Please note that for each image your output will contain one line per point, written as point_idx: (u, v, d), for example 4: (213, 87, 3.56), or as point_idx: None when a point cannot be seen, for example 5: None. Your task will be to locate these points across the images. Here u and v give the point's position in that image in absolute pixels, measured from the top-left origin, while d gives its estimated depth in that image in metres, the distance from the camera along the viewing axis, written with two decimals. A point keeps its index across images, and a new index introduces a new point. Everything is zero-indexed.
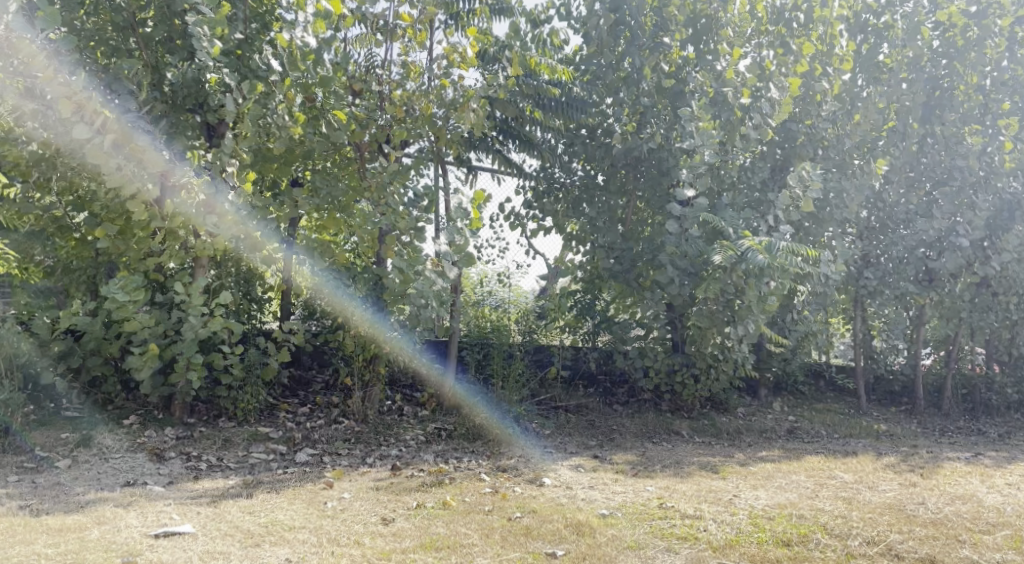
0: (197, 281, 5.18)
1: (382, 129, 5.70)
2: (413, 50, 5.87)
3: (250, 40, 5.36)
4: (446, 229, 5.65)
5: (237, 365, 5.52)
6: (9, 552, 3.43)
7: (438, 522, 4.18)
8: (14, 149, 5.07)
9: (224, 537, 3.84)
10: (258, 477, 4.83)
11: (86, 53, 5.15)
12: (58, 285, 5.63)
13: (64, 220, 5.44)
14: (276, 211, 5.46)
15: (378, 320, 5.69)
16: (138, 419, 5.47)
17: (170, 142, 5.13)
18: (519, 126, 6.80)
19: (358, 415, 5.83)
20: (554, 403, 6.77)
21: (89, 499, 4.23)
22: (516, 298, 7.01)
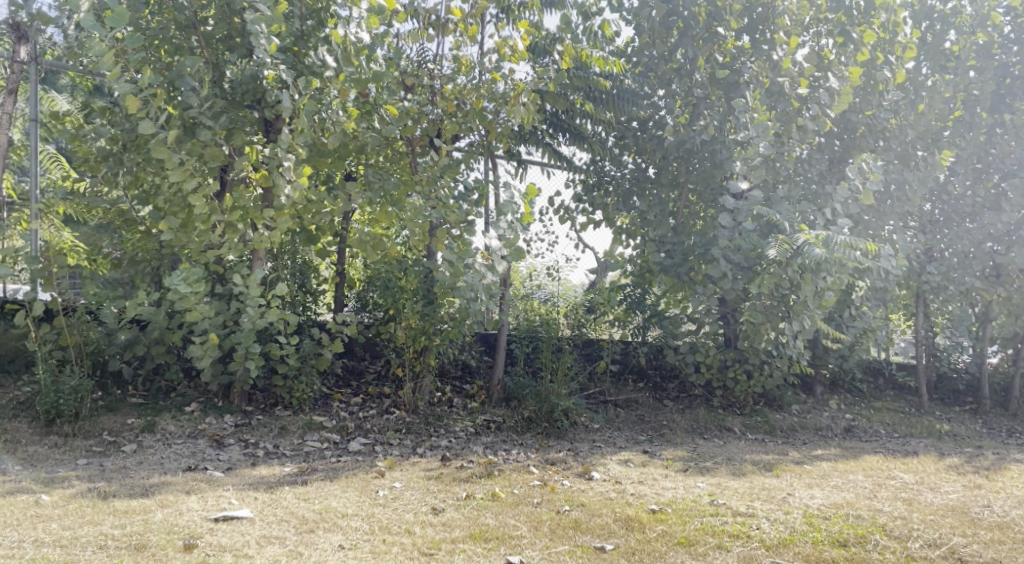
0: (255, 272, 5.24)
1: (433, 124, 5.78)
2: (464, 43, 5.92)
3: (305, 36, 5.38)
4: (497, 222, 5.61)
5: (292, 355, 5.59)
6: (78, 532, 3.60)
7: (487, 513, 4.22)
8: (85, 144, 5.34)
9: (280, 523, 3.96)
10: (312, 465, 4.95)
11: (151, 52, 5.28)
12: (124, 276, 5.80)
13: (130, 214, 5.63)
14: (330, 205, 5.47)
15: (428, 312, 5.76)
16: (199, 406, 5.66)
17: (230, 138, 5.26)
18: (570, 119, 6.63)
19: (409, 406, 5.89)
20: (604, 397, 6.75)
21: (152, 482, 4.41)
22: (565, 292, 6.89)
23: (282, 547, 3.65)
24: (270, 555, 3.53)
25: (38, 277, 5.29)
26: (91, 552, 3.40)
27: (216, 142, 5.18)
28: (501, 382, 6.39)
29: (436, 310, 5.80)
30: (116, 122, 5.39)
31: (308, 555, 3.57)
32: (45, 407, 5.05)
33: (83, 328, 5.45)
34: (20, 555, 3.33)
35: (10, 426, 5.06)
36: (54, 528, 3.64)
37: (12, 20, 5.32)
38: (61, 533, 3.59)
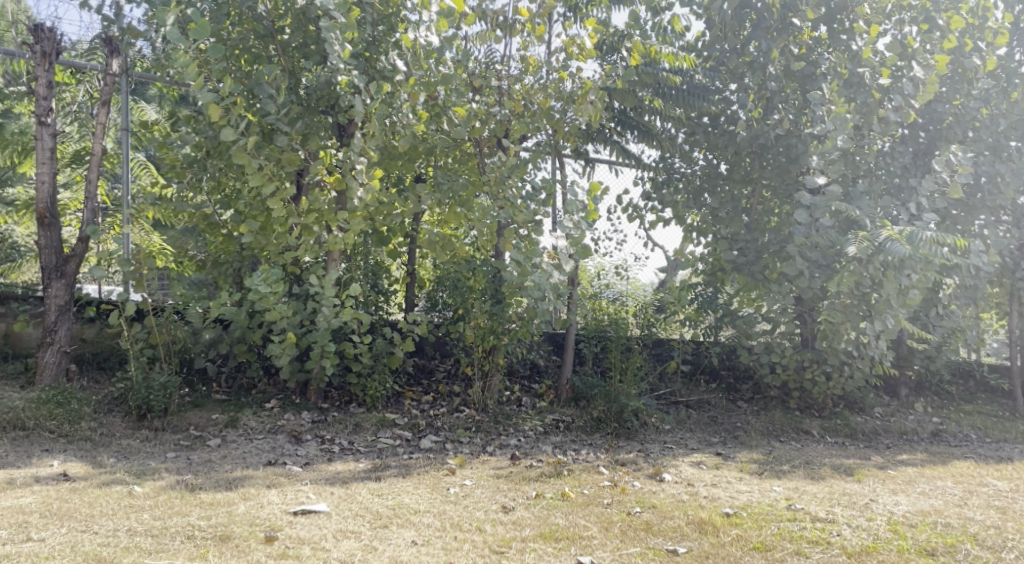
0: (330, 274, 5.35)
1: (501, 124, 5.78)
2: (532, 43, 5.94)
3: (377, 42, 5.48)
4: (563, 222, 5.59)
5: (365, 354, 5.68)
6: (168, 523, 3.78)
7: (557, 512, 4.23)
8: (171, 152, 5.65)
9: (356, 517, 4.06)
10: (386, 461, 5.06)
11: (231, 62, 5.48)
12: (209, 277, 5.97)
13: (213, 218, 5.84)
14: (401, 206, 5.58)
15: (497, 311, 5.81)
16: (279, 403, 5.85)
17: (305, 143, 5.41)
18: (638, 116, 6.54)
19: (478, 404, 5.95)
20: (675, 398, 6.66)
21: (235, 476, 4.59)
22: (635, 291, 6.81)
23: (358, 541, 3.74)
24: (346, 549, 3.62)
25: (130, 278, 5.51)
26: (179, 542, 3.56)
27: (293, 147, 5.34)
28: (570, 382, 6.39)
29: (504, 310, 5.84)
30: (199, 129, 5.61)
31: (382, 550, 3.65)
32: (138, 402, 5.30)
33: (171, 327, 5.67)
34: (116, 543, 3.51)
35: (106, 420, 5.31)
36: (146, 518, 3.83)
37: (105, 35, 5.56)
38: (153, 523, 3.77)
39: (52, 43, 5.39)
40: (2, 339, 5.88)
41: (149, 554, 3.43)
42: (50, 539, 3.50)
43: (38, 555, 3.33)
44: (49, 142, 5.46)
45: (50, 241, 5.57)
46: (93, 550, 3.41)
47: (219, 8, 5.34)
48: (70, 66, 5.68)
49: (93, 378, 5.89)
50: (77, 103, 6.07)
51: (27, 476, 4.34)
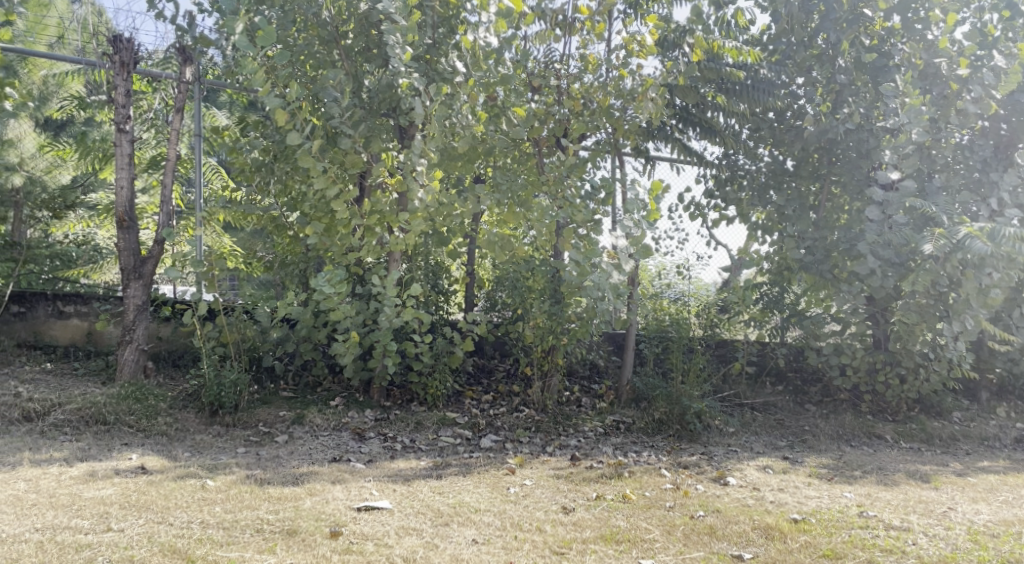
0: (391, 274, 5.38)
1: (560, 124, 5.81)
2: (591, 41, 5.91)
3: (438, 45, 5.44)
4: (623, 221, 5.51)
5: (427, 354, 5.72)
6: (238, 516, 3.89)
7: (618, 514, 4.18)
8: (241, 157, 5.77)
9: (417, 515, 4.10)
10: (447, 460, 5.10)
11: (297, 67, 5.54)
12: (276, 278, 6.13)
13: (280, 219, 5.99)
14: (461, 207, 5.55)
15: (556, 311, 5.78)
16: (343, 401, 5.95)
17: (368, 145, 5.44)
18: (701, 112, 6.35)
19: (538, 404, 5.95)
20: (740, 400, 6.50)
21: (301, 472, 4.69)
22: (697, 290, 6.73)
23: (419, 538, 3.77)
24: (408, 545, 3.66)
25: (203, 279, 5.62)
26: (249, 535, 3.66)
27: (356, 149, 5.36)
28: (631, 383, 6.31)
29: (563, 310, 5.80)
30: (267, 134, 5.79)
31: (443, 547, 3.68)
32: (210, 398, 5.46)
33: (241, 326, 5.83)
34: (189, 535, 3.63)
35: (180, 415, 5.49)
36: (217, 511, 3.95)
37: (179, 44, 5.73)
38: (224, 516, 3.89)
39: (130, 52, 5.59)
40: (85, 337, 6.16)
41: (221, 546, 3.53)
42: (128, 530, 3.64)
43: (118, 544, 3.47)
44: (127, 148, 5.65)
45: (128, 243, 5.76)
46: (168, 541, 3.53)
47: (284, 15, 5.42)
48: (147, 76, 5.92)
49: (169, 374, 6.11)
50: (154, 111, 6.28)
51: (107, 469, 4.53)
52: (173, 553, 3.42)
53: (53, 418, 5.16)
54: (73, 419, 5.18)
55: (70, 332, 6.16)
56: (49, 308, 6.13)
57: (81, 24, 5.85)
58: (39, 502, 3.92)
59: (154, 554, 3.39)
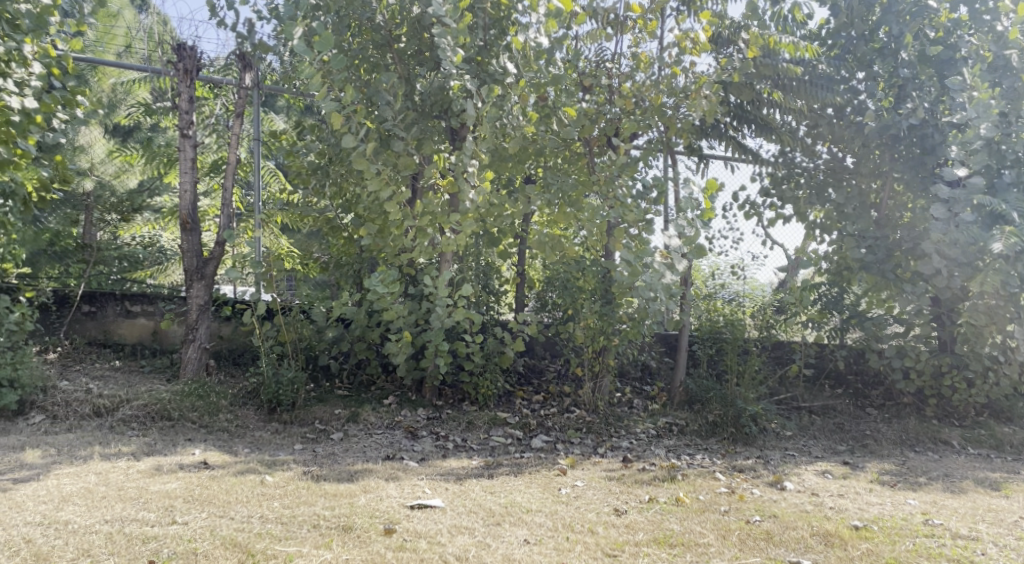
0: (443, 274, 5.42)
1: (611, 123, 5.79)
2: (643, 40, 5.87)
3: (489, 46, 5.41)
4: (676, 220, 5.46)
5: (478, 353, 5.74)
6: (295, 511, 3.98)
7: (672, 517, 4.13)
8: (297, 160, 5.96)
9: (469, 514, 4.13)
10: (498, 460, 5.11)
11: (353, 72, 5.50)
12: (331, 278, 6.22)
13: (336, 221, 6.08)
14: (510, 208, 5.52)
15: (607, 312, 5.76)
16: (396, 400, 6.01)
17: (420, 147, 5.49)
18: (756, 110, 6.24)
19: (589, 405, 5.92)
20: (798, 403, 6.39)
21: (356, 469, 4.76)
22: (752, 291, 6.57)
23: (472, 537, 3.79)
24: (460, 544, 3.68)
25: (262, 279, 5.75)
26: (306, 530, 3.73)
27: (409, 152, 5.39)
28: (683, 384, 6.23)
29: (614, 310, 5.79)
30: (323, 138, 5.91)
31: (495, 547, 3.68)
32: (268, 396, 5.58)
33: (298, 326, 5.92)
34: (249, 529, 3.72)
35: (240, 412, 5.62)
36: (276, 506, 4.05)
37: (239, 51, 5.85)
38: (282, 511, 3.98)
39: (193, 60, 5.75)
40: (151, 336, 6.35)
41: (279, 540, 3.61)
42: (192, 523, 3.74)
43: (182, 537, 3.56)
44: (190, 153, 5.80)
45: (192, 245, 5.92)
46: (230, 535, 3.62)
47: (340, 21, 5.45)
48: (208, 82, 6.01)
49: (229, 372, 6.26)
50: (215, 116, 6.46)
51: (172, 463, 4.68)
52: (234, 547, 3.50)
53: (122, 413, 5.34)
54: (140, 414, 5.36)
55: (137, 331, 6.35)
56: (117, 307, 6.33)
57: (146, 34, 6.02)
58: (108, 495, 4.07)
59: (216, 547, 3.48)
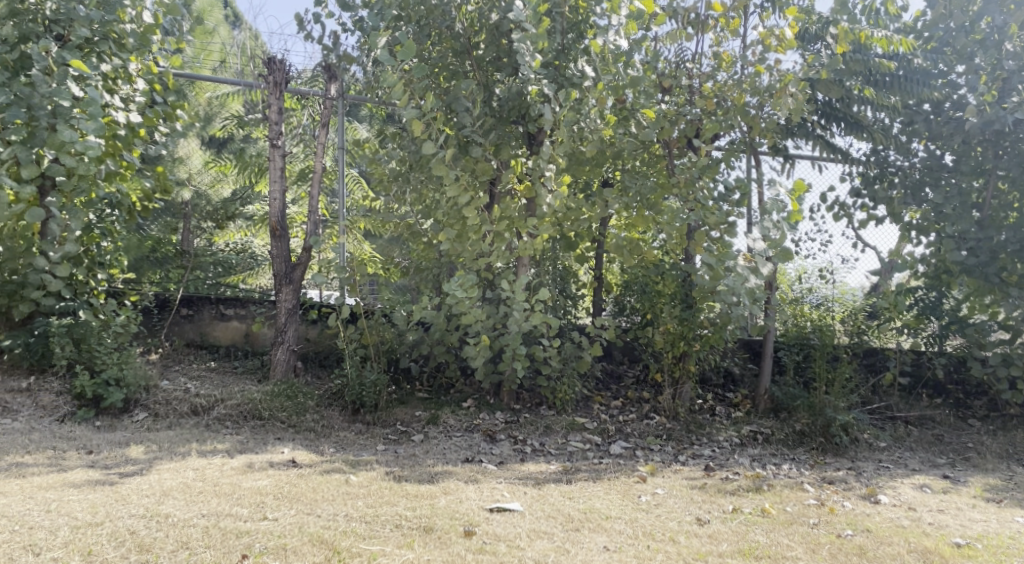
0: (521, 278, 5.44)
1: (692, 124, 5.62)
2: (726, 38, 5.74)
3: (567, 50, 5.49)
4: (762, 222, 5.30)
5: (555, 357, 5.72)
6: (378, 511, 4.06)
7: (757, 529, 4.00)
8: (379, 167, 6.15)
9: (548, 518, 4.12)
10: (576, 465, 5.08)
11: (432, 80, 5.61)
12: (411, 283, 6.31)
13: (416, 226, 6.11)
14: (588, 211, 5.60)
15: (687, 316, 5.64)
16: (475, 403, 6.06)
17: (498, 152, 5.51)
18: (846, 107, 6.00)
19: (669, 412, 5.81)
20: (892, 412, 6.11)
21: (436, 471, 4.83)
22: (842, 295, 6.26)
23: (550, 542, 3.78)
24: (539, 549, 3.67)
25: (346, 284, 5.94)
26: (389, 530, 3.80)
27: (486, 157, 5.43)
28: (769, 391, 6.07)
29: (695, 315, 5.68)
30: (404, 145, 6.05)
31: (575, 552, 3.65)
32: (352, 397, 5.71)
33: (380, 328, 6.03)
34: (335, 527, 3.81)
35: (326, 413, 5.76)
36: (360, 505, 4.14)
37: (325, 63, 6.03)
38: (366, 510, 4.08)
39: (282, 73, 5.93)
40: (243, 338, 6.64)
41: (363, 539, 3.67)
42: (281, 519, 3.87)
43: (272, 533, 3.67)
44: (279, 162, 5.99)
45: (281, 251, 6.13)
46: (316, 532, 3.71)
47: (421, 30, 5.52)
48: (297, 94, 6.23)
49: (315, 374, 6.45)
50: (303, 126, 6.69)
51: (263, 461, 4.86)
52: (321, 543, 3.57)
53: (216, 412, 5.59)
54: (233, 413, 5.60)
55: (231, 334, 6.64)
56: (213, 311, 6.65)
57: (239, 49, 6.37)
58: (204, 490, 4.26)
59: (304, 543, 3.56)
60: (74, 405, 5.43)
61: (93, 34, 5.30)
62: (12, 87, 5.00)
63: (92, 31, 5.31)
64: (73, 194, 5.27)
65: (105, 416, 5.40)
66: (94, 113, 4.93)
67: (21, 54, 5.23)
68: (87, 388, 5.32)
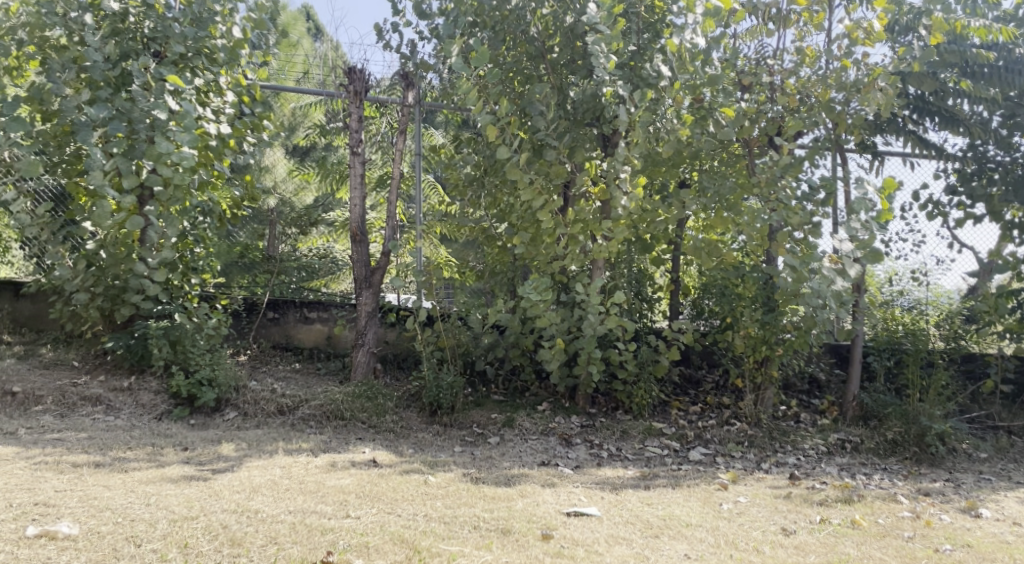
0: (596, 282, 5.40)
1: (774, 122, 5.54)
2: (809, 33, 5.56)
3: (642, 51, 5.44)
4: (849, 222, 5.10)
5: (631, 362, 5.66)
6: (457, 511, 4.10)
7: (847, 541, 3.84)
8: (455, 172, 6.30)
9: (626, 524, 4.07)
10: (654, 471, 4.99)
11: (506, 85, 5.65)
12: (487, 286, 6.35)
13: (491, 230, 6.23)
14: (664, 213, 5.48)
15: (769, 320, 5.49)
16: (550, 407, 6.03)
17: (573, 155, 5.47)
18: (941, 101, 5.70)
19: (751, 418, 5.65)
20: (994, 422, 5.82)
21: (513, 474, 4.84)
22: (936, 298, 6.05)
23: (630, 548, 3.72)
24: (619, 555, 3.62)
25: (422, 287, 6.06)
26: (467, 531, 3.83)
27: (561, 160, 5.42)
28: (857, 398, 5.81)
29: (777, 318, 5.49)
30: (479, 150, 6.12)
31: (655, 559, 3.58)
32: (430, 398, 5.78)
33: (456, 331, 6.07)
34: (415, 527, 3.86)
35: (405, 414, 5.89)
36: (439, 506, 4.20)
37: (403, 71, 6.13)
38: (445, 511, 4.12)
39: (362, 82, 6.07)
40: (326, 341, 6.82)
41: (443, 539, 3.71)
42: (364, 518, 3.95)
43: (355, 530, 3.76)
44: (359, 169, 6.14)
45: (361, 255, 6.27)
46: (398, 531, 3.78)
47: (495, 35, 5.52)
48: (376, 102, 6.38)
49: (394, 375, 6.59)
50: (381, 133, 6.83)
51: (345, 461, 4.98)
52: (402, 543, 3.62)
53: (301, 412, 5.76)
54: (317, 413, 5.75)
55: (314, 336, 6.83)
56: (297, 314, 6.84)
57: (322, 60, 6.58)
58: (291, 487, 4.40)
59: (385, 542, 3.62)
60: (171, 404, 5.69)
61: (187, 50, 5.56)
62: (114, 102, 5.26)
63: (187, 48, 5.57)
64: (169, 203, 5.52)
65: (199, 414, 5.65)
66: (188, 126, 5.19)
67: (123, 71, 5.49)
68: (181, 388, 5.56)
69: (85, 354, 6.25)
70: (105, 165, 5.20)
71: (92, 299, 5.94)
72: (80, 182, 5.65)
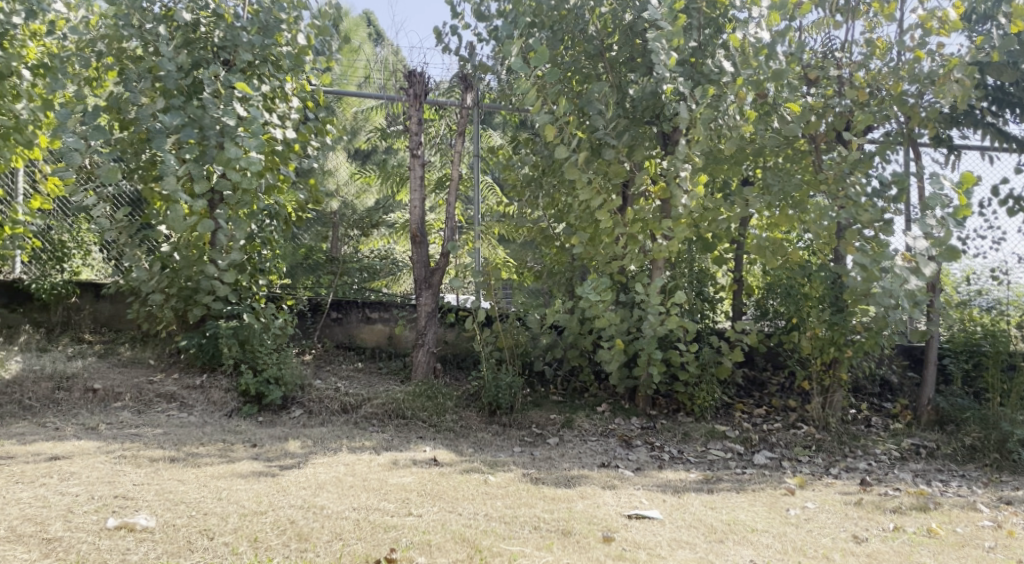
0: (657, 281, 5.32)
1: (842, 116, 5.39)
2: (879, 24, 5.38)
3: (704, 46, 5.30)
4: (924, 218, 4.86)
5: (693, 363, 5.56)
6: (517, 511, 4.10)
7: (924, 550, 3.69)
8: (513, 173, 6.38)
9: (689, 528, 4.00)
10: (718, 474, 4.90)
11: (565, 85, 5.62)
12: (545, 286, 6.34)
13: (548, 230, 6.34)
14: (727, 212, 5.37)
15: (838, 320, 5.33)
16: (610, 407, 5.99)
17: (632, 153, 5.41)
18: (1022, 92, 5.45)
19: (819, 422, 5.50)
20: None
21: (573, 475, 4.81)
22: (1018, 298, 5.76)
23: (693, 552, 3.66)
24: (682, 559, 3.55)
25: (481, 288, 6.05)
26: (528, 531, 3.83)
27: (620, 160, 5.37)
28: (932, 402, 5.61)
29: (847, 319, 5.34)
30: (537, 151, 6.15)
31: None
32: (489, 398, 5.79)
33: (515, 332, 6.03)
34: (476, 526, 3.88)
35: (465, 414, 5.89)
36: (499, 505, 4.21)
37: (462, 73, 6.17)
38: (505, 511, 4.12)
39: (422, 85, 6.13)
40: (387, 340, 6.93)
41: (504, 539, 3.71)
42: (426, 516, 3.98)
43: (418, 528, 3.79)
44: (419, 171, 6.19)
45: (422, 257, 6.33)
46: (459, 530, 3.80)
47: (554, 34, 5.55)
48: (436, 104, 6.44)
49: (454, 375, 6.63)
50: (440, 135, 6.88)
51: (407, 459, 5.03)
52: (463, 541, 3.63)
53: (363, 411, 5.84)
54: (379, 412, 5.83)
55: (376, 335, 6.95)
56: (358, 315, 6.96)
57: (383, 64, 6.66)
58: (355, 484, 4.48)
59: (447, 540, 3.64)
60: (240, 401, 5.85)
61: (255, 58, 5.72)
62: (186, 110, 5.42)
63: (255, 56, 5.73)
64: (237, 206, 5.70)
65: (266, 412, 5.78)
66: (256, 131, 5.33)
67: (194, 80, 5.68)
68: (250, 386, 5.69)
69: (160, 352, 6.50)
70: (178, 171, 5.36)
71: (167, 300, 6.16)
72: (154, 188, 5.87)
